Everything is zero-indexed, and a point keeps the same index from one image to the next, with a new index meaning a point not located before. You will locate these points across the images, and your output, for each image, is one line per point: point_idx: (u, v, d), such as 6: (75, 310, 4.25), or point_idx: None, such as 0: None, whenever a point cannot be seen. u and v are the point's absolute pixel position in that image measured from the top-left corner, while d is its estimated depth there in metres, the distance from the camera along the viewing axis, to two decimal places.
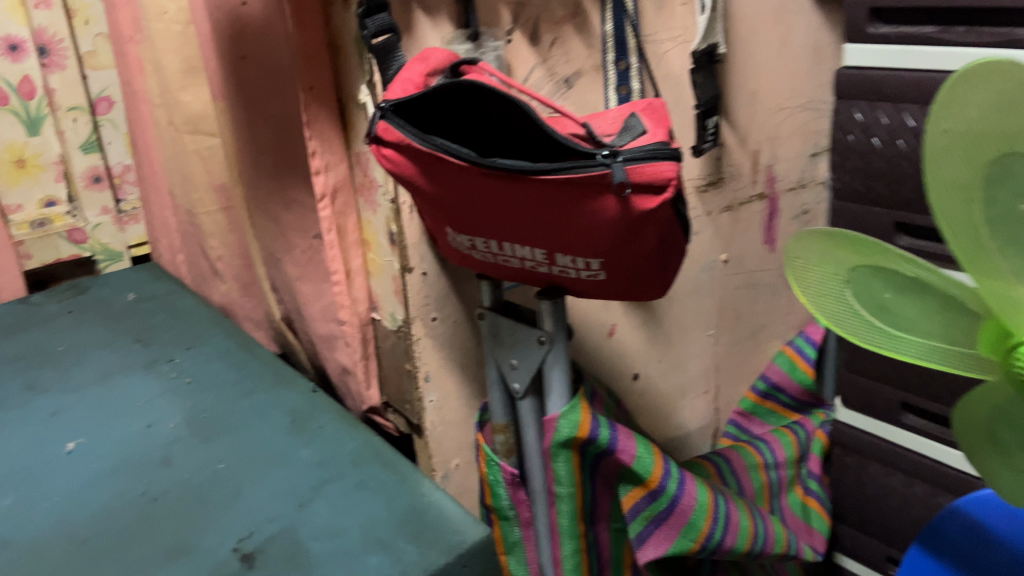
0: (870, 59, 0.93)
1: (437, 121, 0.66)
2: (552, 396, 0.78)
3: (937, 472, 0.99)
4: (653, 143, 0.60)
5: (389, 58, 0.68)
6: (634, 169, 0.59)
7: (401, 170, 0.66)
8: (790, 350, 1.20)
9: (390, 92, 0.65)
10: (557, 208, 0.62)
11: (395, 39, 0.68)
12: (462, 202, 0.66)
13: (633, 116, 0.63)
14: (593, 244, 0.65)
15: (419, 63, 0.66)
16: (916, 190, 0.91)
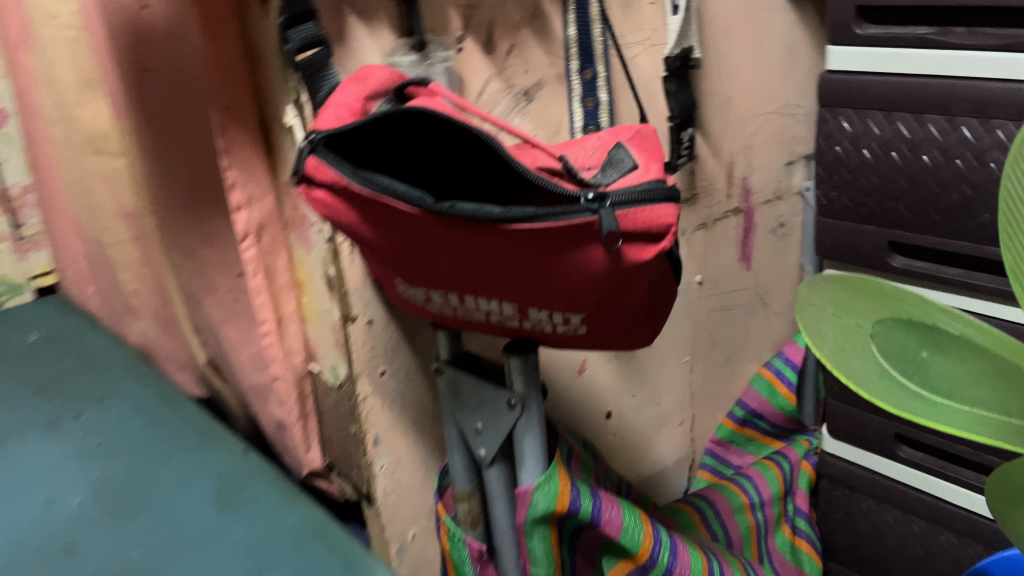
0: (857, 63, 0.83)
1: (378, 154, 0.54)
2: (525, 466, 0.67)
3: (937, 509, 0.92)
4: (646, 181, 0.49)
5: (319, 76, 0.56)
6: (627, 216, 0.48)
7: (337, 216, 0.53)
8: (768, 371, 1.13)
9: (320, 121, 0.52)
10: (532, 263, 0.51)
11: (325, 53, 0.56)
12: (414, 253, 0.54)
13: (619, 147, 0.52)
14: (574, 300, 0.54)
15: (355, 83, 0.54)
16: (913, 207, 0.82)
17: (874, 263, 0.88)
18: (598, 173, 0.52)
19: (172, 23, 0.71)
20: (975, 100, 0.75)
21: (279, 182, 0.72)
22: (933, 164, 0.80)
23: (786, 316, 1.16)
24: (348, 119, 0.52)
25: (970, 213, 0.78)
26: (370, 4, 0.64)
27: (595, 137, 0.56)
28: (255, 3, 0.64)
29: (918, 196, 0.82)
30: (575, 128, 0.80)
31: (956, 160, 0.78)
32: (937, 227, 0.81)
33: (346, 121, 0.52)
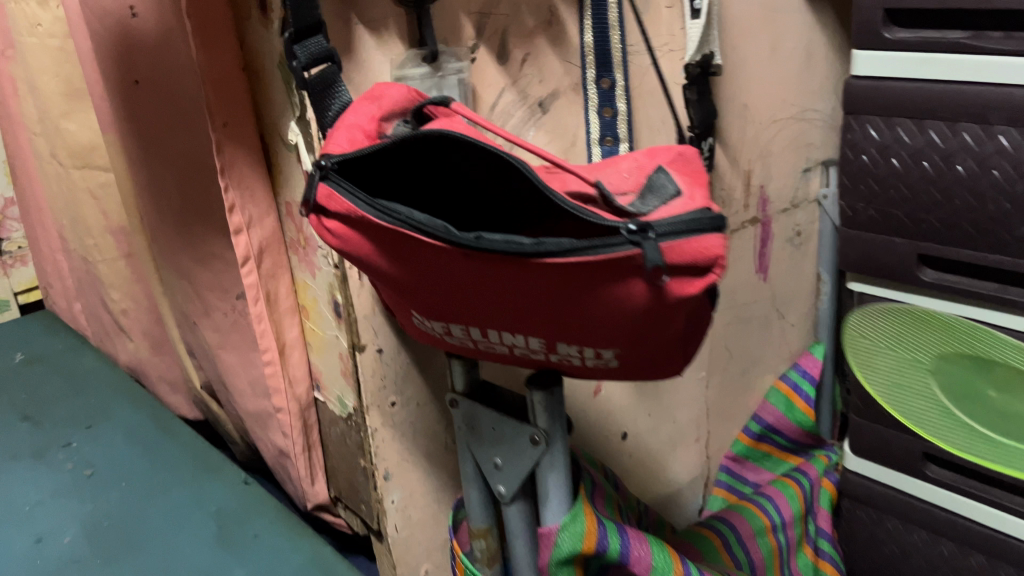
0: (886, 69, 0.79)
1: (396, 181, 0.50)
2: (550, 504, 0.63)
3: (967, 530, 0.88)
4: (690, 210, 0.45)
5: (329, 93, 0.52)
6: (672, 248, 0.44)
7: (352, 248, 0.49)
8: (784, 385, 1.10)
9: (331, 143, 0.48)
10: (566, 299, 0.47)
11: (336, 69, 0.52)
12: (434, 285, 0.50)
13: (659, 172, 0.49)
14: (610, 337, 0.49)
15: (368, 102, 0.50)
16: (944, 220, 0.79)
17: (902, 276, 0.84)
18: (636, 200, 0.48)
19: (162, 33, 0.66)
20: (1013, 108, 0.72)
21: (280, 202, 0.68)
22: (968, 174, 0.76)
23: (801, 328, 1.12)
24: (361, 141, 0.49)
25: (1007, 226, 0.75)
26: (379, 14, 0.60)
27: (631, 158, 0.53)
28: (255, 13, 0.60)
29: (951, 208, 0.78)
30: (591, 140, 0.75)
31: (993, 170, 0.74)
32: (971, 241, 0.78)
33: (360, 143, 0.49)
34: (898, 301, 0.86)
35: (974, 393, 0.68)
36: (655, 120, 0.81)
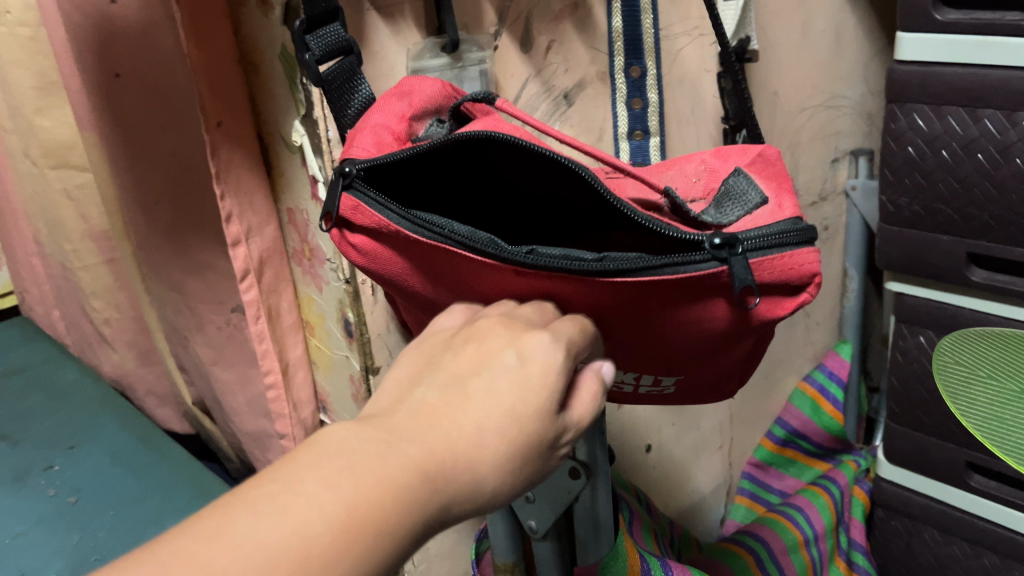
0: (935, 52, 0.73)
1: (436, 186, 0.44)
2: (590, 544, 0.56)
3: (1013, 543, 0.83)
4: (780, 223, 0.40)
5: (347, 89, 0.46)
6: (762, 263, 0.38)
7: (381, 266, 0.43)
8: (810, 388, 1.05)
9: (354, 147, 0.43)
10: (632, 323, 0.41)
11: (355, 61, 0.46)
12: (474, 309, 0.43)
13: (738, 176, 0.44)
14: (674, 362, 0.43)
15: (399, 99, 0.45)
16: (999, 216, 0.73)
17: (948, 276, 0.78)
18: (715, 210, 0.43)
19: (146, 21, 0.58)
20: None
21: (279, 209, 0.62)
22: None
23: (827, 326, 1.08)
24: (390, 143, 0.44)
25: None
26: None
27: (699, 163, 0.49)
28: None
29: (1006, 203, 0.72)
30: (619, 133, 0.68)
31: None
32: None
33: (387, 145, 0.44)
34: (943, 302, 0.80)
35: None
36: (683, 112, 0.75)
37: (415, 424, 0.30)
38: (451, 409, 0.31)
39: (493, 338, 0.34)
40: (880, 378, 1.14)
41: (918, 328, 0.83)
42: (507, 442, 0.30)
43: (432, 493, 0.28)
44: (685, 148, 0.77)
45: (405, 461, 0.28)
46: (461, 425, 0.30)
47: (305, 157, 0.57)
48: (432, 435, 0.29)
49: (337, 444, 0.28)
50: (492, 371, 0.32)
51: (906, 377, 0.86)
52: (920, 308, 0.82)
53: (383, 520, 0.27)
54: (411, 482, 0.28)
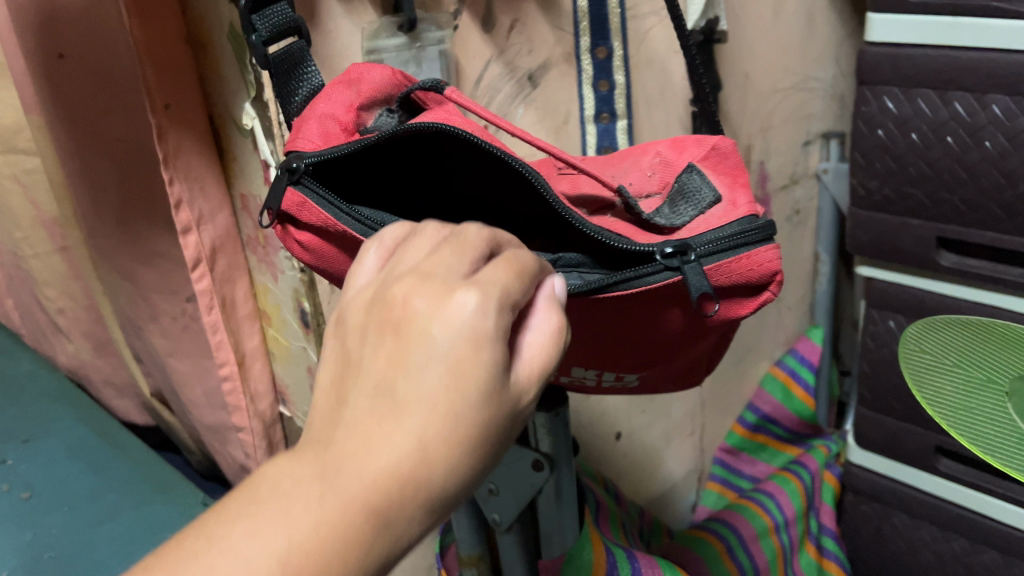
0: (906, 33, 0.71)
1: (384, 181, 0.42)
2: (555, 539, 0.55)
3: (982, 527, 0.82)
4: (733, 223, 0.39)
5: (295, 75, 0.44)
6: (718, 269, 0.37)
7: (331, 261, 0.41)
8: (781, 372, 1.05)
9: (301, 138, 0.41)
10: (598, 322, 0.40)
11: (305, 45, 0.44)
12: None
13: (692, 173, 0.44)
14: (639, 355, 0.42)
15: (347, 88, 0.43)
16: (969, 200, 0.72)
17: (917, 259, 0.78)
18: (670, 208, 0.42)
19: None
20: None
21: (231, 196, 0.60)
22: (997, 151, 0.69)
23: (798, 311, 1.07)
24: (337, 134, 0.41)
25: None
26: None
27: (654, 154, 0.48)
28: None
29: (976, 187, 0.71)
30: (586, 116, 0.68)
31: None
32: (994, 223, 0.71)
33: (335, 136, 0.41)
34: (914, 287, 0.80)
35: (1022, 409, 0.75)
36: (651, 95, 0.73)
37: (341, 447, 0.26)
38: (382, 421, 0.26)
39: (420, 295, 0.28)
40: (851, 362, 1.13)
41: (888, 312, 0.82)
42: (456, 445, 0.26)
43: (369, 527, 0.25)
44: (653, 131, 0.75)
45: (343, 498, 0.25)
46: (395, 439, 0.25)
47: (256, 140, 0.55)
48: (361, 452, 0.25)
49: (260, 492, 0.25)
50: (415, 369, 0.26)
51: (876, 362, 0.85)
52: (890, 293, 0.82)
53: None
54: (342, 520, 0.24)
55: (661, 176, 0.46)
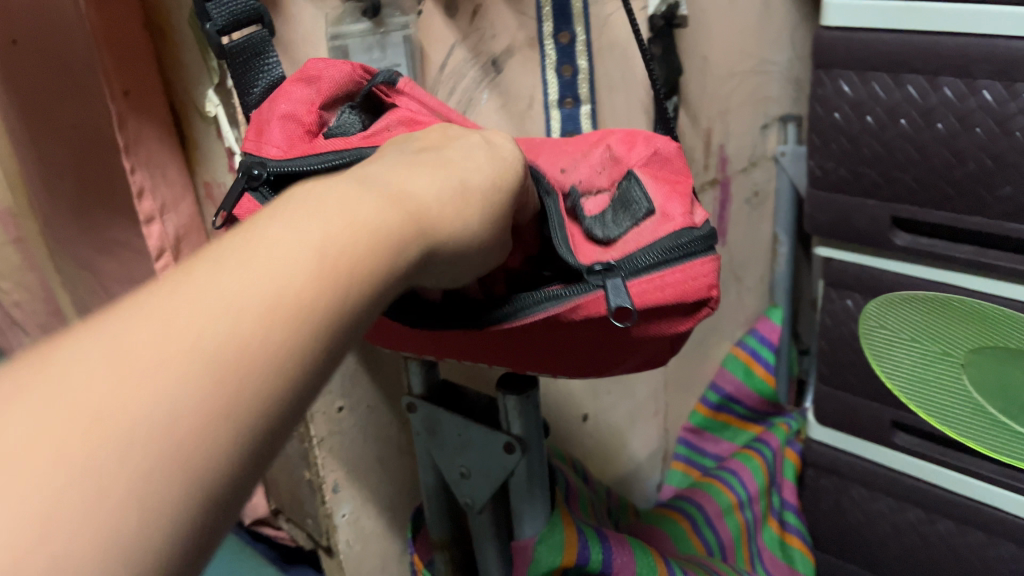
0: (860, 16, 0.73)
1: None
2: (527, 519, 0.56)
3: (936, 497, 0.85)
4: (667, 236, 0.41)
5: (256, 66, 0.45)
6: (646, 285, 0.40)
7: None
8: (742, 352, 1.07)
9: (264, 142, 0.41)
10: (524, 341, 0.43)
11: (267, 35, 0.45)
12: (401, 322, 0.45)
13: (631, 180, 0.45)
14: (582, 363, 0.45)
15: (304, 87, 0.43)
16: (921, 179, 0.74)
17: (873, 239, 0.80)
18: (609, 215, 0.45)
19: None
20: (998, 60, 0.66)
21: (194, 183, 0.59)
22: (948, 132, 0.71)
23: (758, 292, 1.09)
24: (300, 137, 0.42)
25: (989, 185, 0.70)
26: None
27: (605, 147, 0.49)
28: None
29: (928, 167, 0.73)
30: (550, 101, 0.69)
31: (975, 128, 0.69)
32: (946, 201, 0.73)
33: (297, 138, 0.42)
34: (870, 266, 0.82)
35: (1006, 384, 0.75)
36: (613, 78, 0.74)
37: (304, 219, 0.26)
38: (337, 207, 0.27)
39: (439, 138, 0.38)
40: (809, 341, 1.16)
41: (845, 291, 0.84)
42: (483, 211, 0.34)
43: (339, 290, 0.26)
44: (616, 115, 0.76)
45: (397, 212, 0.29)
46: (437, 191, 0.32)
47: (219, 127, 0.54)
48: (326, 224, 0.26)
49: (309, 195, 0.28)
50: (453, 159, 0.35)
51: (834, 340, 0.87)
52: (846, 271, 0.83)
53: (293, 331, 0.24)
54: (320, 279, 0.25)
55: (609, 170, 0.47)
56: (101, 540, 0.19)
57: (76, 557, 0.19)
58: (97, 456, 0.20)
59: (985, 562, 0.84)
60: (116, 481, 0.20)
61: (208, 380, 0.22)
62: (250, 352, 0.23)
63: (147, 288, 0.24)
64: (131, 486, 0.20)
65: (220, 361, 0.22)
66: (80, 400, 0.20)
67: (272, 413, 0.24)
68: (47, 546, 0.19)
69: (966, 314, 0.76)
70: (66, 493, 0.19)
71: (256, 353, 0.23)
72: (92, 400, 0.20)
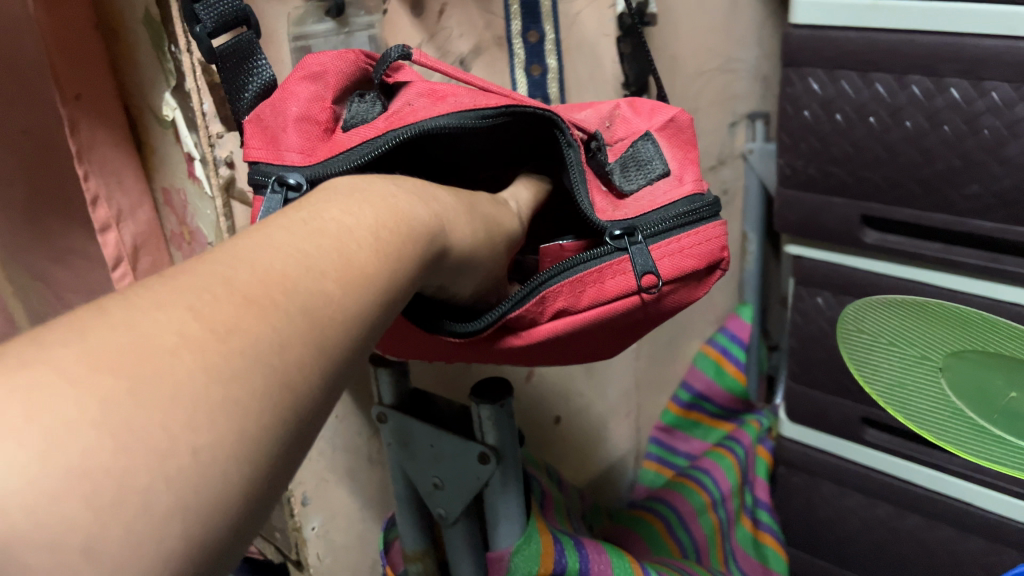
0: (826, 15, 0.73)
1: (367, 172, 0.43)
2: (503, 527, 0.55)
3: (907, 492, 0.85)
4: (683, 198, 0.44)
5: (245, 69, 0.43)
6: (663, 246, 0.42)
7: None
8: (712, 350, 1.08)
9: (285, 148, 0.40)
10: (558, 343, 0.43)
11: (253, 36, 0.43)
12: (401, 333, 0.43)
13: (646, 140, 0.47)
14: (600, 348, 0.46)
15: (310, 81, 0.42)
16: (889, 177, 0.74)
17: (843, 237, 0.80)
18: (620, 170, 0.47)
19: None
20: (965, 58, 0.66)
21: (152, 191, 0.57)
22: (916, 130, 0.71)
23: (727, 288, 1.09)
24: (319, 137, 0.41)
25: (956, 182, 0.70)
26: None
27: (614, 105, 0.51)
28: None
29: (896, 165, 0.73)
30: None
31: (944, 126, 0.69)
32: (913, 198, 0.74)
33: (317, 139, 0.41)
34: (839, 263, 0.82)
35: (986, 393, 0.68)
36: (582, 77, 0.73)
37: (359, 206, 0.30)
38: (382, 199, 0.31)
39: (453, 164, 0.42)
40: (778, 336, 1.16)
41: (816, 289, 0.84)
42: (497, 241, 0.39)
43: (393, 267, 0.29)
44: None
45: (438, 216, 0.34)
46: (467, 211, 0.37)
47: (177, 132, 0.52)
48: (377, 214, 0.30)
49: (359, 189, 0.32)
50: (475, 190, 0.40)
51: (805, 338, 0.87)
52: (817, 270, 0.83)
53: (364, 293, 0.28)
54: (378, 255, 0.29)
55: (617, 128, 0.50)
56: (233, 438, 0.22)
57: (212, 451, 0.21)
58: (231, 361, 0.23)
59: (956, 556, 0.84)
60: (244, 385, 0.23)
61: (303, 330, 0.25)
62: (338, 307, 0.26)
63: (243, 241, 0.27)
64: (255, 400, 0.23)
65: (314, 308, 0.26)
66: (207, 316, 0.23)
67: (344, 359, 0.27)
68: (191, 437, 0.21)
69: (941, 314, 0.70)
70: (208, 395, 0.22)
71: (340, 313, 0.27)
72: (225, 317, 0.23)
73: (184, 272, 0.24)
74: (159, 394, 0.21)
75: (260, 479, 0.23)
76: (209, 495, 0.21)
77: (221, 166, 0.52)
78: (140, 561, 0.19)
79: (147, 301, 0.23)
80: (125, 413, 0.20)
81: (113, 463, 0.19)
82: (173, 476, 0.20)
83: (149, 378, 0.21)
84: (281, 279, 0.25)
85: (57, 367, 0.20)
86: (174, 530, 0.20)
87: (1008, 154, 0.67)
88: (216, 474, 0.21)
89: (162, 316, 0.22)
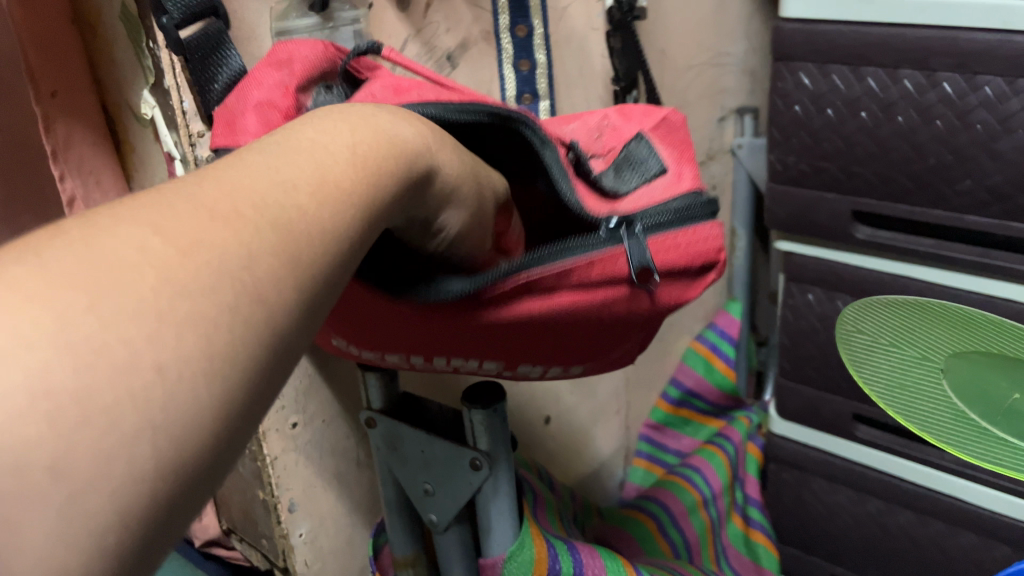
0: (818, 8, 0.72)
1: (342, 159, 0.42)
2: (495, 533, 0.54)
3: (897, 489, 0.85)
4: (682, 194, 0.44)
5: (214, 59, 0.43)
6: (659, 243, 0.41)
7: None
8: (702, 347, 1.07)
9: (242, 132, 0.38)
10: (549, 327, 0.40)
11: (222, 27, 0.43)
12: (376, 314, 0.39)
13: (639, 142, 0.47)
14: (580, 345, 0.44)
15: (276, 70, 0.40)
16: (881, 173, 0.73)
17: (835, 233, 0.79)
18: (616, 171, 0.46)
19: None
20: (958, 52, 0.66)
21: (130, 191, 0.55)
22: (908, 125, 0.70)
23: (716, 286, 1.08)
24: (280, 122, 0.38)
25: (948, 177, 0.70)
26: None
27: (602, 116, 0.50)
28: None
29: (888, 159, 0.73)
30: (508, 98, 0.66)
31: (936, 120, 0.69)
32: (905, 193, 0.73)
33: (278, 126, 0.39)
34: (830, 259, 0.81)
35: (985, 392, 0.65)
36: (571, 72, 0.72)
37: (335, 125, 0.29)
38: (364, 124, 0.29)
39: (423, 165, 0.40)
40: (767, 332, 1.15)
41: (806, 285, 0.84)
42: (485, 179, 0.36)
43: (372, 186, 0.28)
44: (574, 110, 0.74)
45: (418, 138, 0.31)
46: (452, 145, 0.34)
47: (156, 131, 0.51)
48: (356, 140, 0.28)
49: (334, 112, 0.30)
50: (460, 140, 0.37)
51: (795, 334, 0.86)
52: (808, 266, 0.83)
53: (341, 212, 0.26)
54: (359, 172, 0.27)
55: (607, 138, 0.48)
56: (202, 352, 0.20)
57: (180, 369, 0.20)
58: (197, 275, 0.21)
59: (947, 552, 0.84)
60: (211, 301, 0.21)
61: (270, 244, 0.23)
62: (310, 217, 0.25)
63: (210, 172, 0.24)
64: (224, 312, 0.21)
65: (286, 227, 0.24)
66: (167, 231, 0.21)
67: None
68: (156, 353, 0.19)
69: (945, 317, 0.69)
70: (171, 309, 0.20)
71: (312, 226, 0.25)
72: (186, 229, 0.21)
73: (149, 196, 0.23)
74: (122, 310, 0.19)
75: (241, 398, 0.21)
76: (183, 409, 0.19)
77: (202, 166, 0.51)
78: (108, 479, 0.18)
79: (108, 220, 0.21)
80: (85, 329, 0.19)
81: (74, 382, 0.18)
82: (135, 394, 0.19)
83: (112, 293, 0.19)
84: (249, 195, 0.24)
85: (14, 283, 0.19)
86: (143, 448, 0.19)
87: (1001, 149, 0.66)
88: (188, 391, 0.20)
89: (124, 231, 0.21)
